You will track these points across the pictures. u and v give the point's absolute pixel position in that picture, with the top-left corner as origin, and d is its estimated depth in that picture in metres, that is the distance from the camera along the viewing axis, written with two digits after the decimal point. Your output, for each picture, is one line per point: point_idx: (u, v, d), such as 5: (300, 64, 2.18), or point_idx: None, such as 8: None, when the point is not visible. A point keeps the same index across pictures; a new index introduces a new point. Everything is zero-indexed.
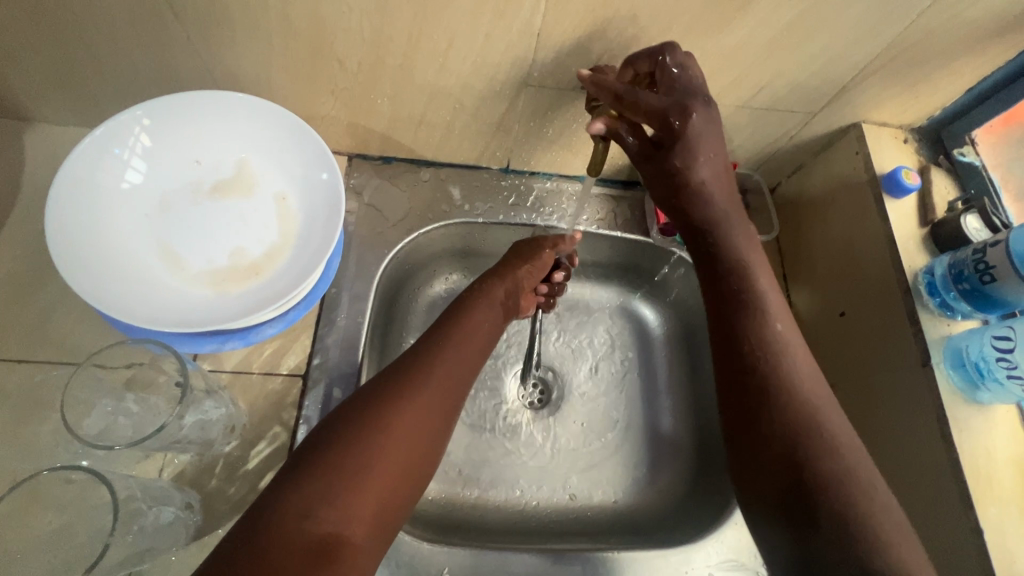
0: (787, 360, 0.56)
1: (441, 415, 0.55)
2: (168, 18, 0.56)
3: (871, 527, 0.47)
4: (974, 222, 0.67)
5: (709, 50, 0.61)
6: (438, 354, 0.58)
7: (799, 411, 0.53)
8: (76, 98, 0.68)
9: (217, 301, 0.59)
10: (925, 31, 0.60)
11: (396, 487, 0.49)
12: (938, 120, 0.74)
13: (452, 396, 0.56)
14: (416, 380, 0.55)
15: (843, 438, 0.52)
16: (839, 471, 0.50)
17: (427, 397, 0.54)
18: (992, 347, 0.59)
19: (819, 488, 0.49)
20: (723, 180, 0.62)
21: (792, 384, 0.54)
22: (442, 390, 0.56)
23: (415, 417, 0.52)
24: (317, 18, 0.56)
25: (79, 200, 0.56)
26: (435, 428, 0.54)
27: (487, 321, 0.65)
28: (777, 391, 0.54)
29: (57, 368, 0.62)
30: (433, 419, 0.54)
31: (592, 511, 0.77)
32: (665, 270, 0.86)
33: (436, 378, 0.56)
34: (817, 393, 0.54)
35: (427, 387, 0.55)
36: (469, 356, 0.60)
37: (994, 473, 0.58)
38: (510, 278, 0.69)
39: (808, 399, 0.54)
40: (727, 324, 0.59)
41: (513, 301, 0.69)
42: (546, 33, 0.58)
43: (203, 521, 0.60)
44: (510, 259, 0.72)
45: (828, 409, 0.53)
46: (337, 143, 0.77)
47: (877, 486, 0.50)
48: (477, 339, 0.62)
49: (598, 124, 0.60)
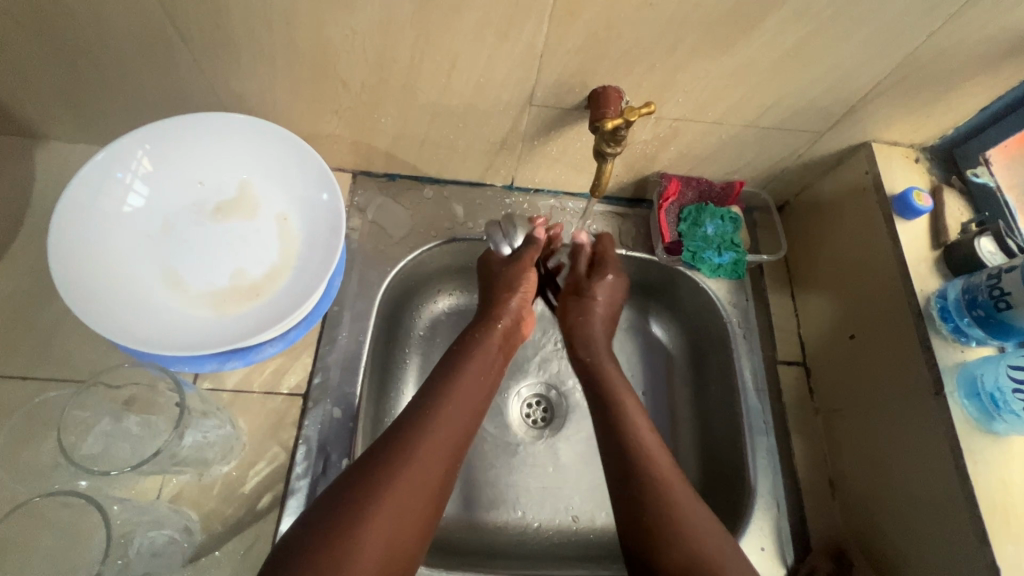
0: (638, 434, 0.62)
1: (426, 492, 0.54)
2: (175, 40, 0.57)
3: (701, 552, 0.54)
4: (988, 245, 0.65)
5: (714, 71, 0.60)
6: (426, 426, 0.57)
7: (657, 488, 0.57)
8: (85, 116, 0.68)
9: (219, 323, 0.59)
10: (937, 50, 0.58)
11: (389, 565, 0.50)
12: (949, 140, 0.73)
13: (440, 470, 0.56)
14: (401, 460, 0.54)
15: (690, 511, 0.56)
16: (690, 547, 0.54)
17: (415, 473, 0.54)
18: (1008, 378, 0.57)
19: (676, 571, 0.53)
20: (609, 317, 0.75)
21: (646, 461, 0.59)
22: (428, 466, 0.55)
23: (403, 496, 0.52)
24: (321, 39, 0.57)
25: (83, 225, 0.56)
26: (421, 507, 0.53)
27: (482, 376, 0.64)
28: (640, 469, 0.59)
29: (58, 387, 0.62)
30: (422, 493, 0.53)
31: (595, 535, 0.75)
32: (673, 287, 0.83)
33: (422, 451, 0.55)
34: (665, 468, 0.59)
35: (412, 465, 0.54)
36: (459, 423, 0.59)
37: (1012, 508, 0.56)
38: (508, 317, 0.70)
39: (661, 474, 0.58)
40: (604, 415, 0.65)
41: (509, 340, 0.70)
42: (548, 55, 0.58)
43: (200, 544, 0.59)
44: (496, 295, 0.71)
45: (682, 486, 0.58)
46: (341, 160, 0.77)
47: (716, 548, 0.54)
48: (473, 402, 0.61)
49: (617, 93, 0.61)
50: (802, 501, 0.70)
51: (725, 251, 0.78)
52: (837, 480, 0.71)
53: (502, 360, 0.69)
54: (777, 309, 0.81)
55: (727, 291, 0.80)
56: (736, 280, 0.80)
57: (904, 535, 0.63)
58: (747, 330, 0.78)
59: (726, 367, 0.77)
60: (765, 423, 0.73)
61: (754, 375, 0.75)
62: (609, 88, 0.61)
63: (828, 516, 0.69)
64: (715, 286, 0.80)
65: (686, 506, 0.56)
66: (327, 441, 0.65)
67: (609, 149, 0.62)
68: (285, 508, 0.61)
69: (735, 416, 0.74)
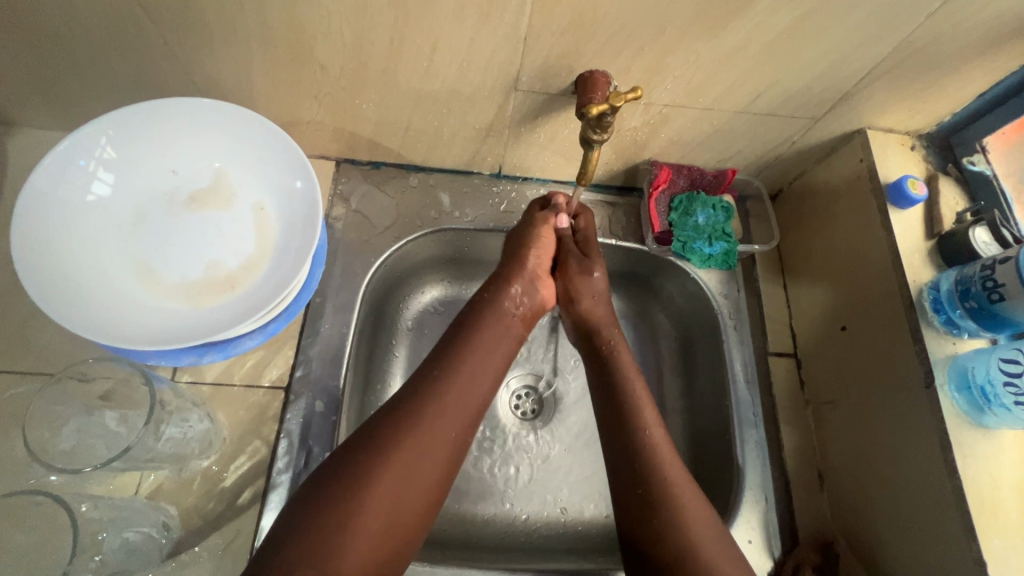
0: (638, 400, 0.62)
1: (434, 458, 0.52)
2: (143, 22, 0.55)
3: (688, 526, 0.53)
4: (983, 235, 0.64)
5: (703, 55, 0.58)
6: (435, 392, 0.55)
7: (657, 471, 0.56)
8: (56, 102, 0.66)
9: (193, 316, 0.57)
10: (934, 33, 0.57)
11: (390, 530, 0.49)
12: (946, 126, 0.71)
13: (451, 440, 0.54)
14: (410, 424, 0.53)
15: (673, 470, 0.56)
16: (683, 519, 0.53)
17: (420, 439, 0.52)
18: (999, 370, 0.56)
19: (670, 545, 0.52)
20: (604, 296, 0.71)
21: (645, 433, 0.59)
22: (440, 432, 0.53)
23: (410, 460, 0.51)
24: (297, 21, 0.54)
25: (48, 217, 0.54)
26: (431, 474, 0.52)
27: (498, 340, 0.62)
28: (638, 445, 0.58)
29: (29, 383, 0.61)
30: (430, 460, 0.52)
31: (583, 527, 0.75)
32: (663, 277, 0.82)
33: (429, 417, 0.54)
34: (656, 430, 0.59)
35: (422, 431, 0.53)
36: (474, 385, 0.58)
37: (1001, 502, 0.55)
38: (523, 279, 0.68)
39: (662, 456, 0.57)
40: (605, 384, 0.64)
41: (526, 302, 0.67)
42: (532, 38, 0.56)
43: (180, 538, 0.58)
44: (514, 254, 0.69)
45: (669, 455, 0.58)
46: (324, 147, 0.75)
47: (724, 548, 0.53)
48: (484, 366, 0.59)
49: (606, 77, 0.60)
50: (791, 494, 0.70)
51: (716, 241, 0.77)
52: (826, 472, 0.70)
53: (523, 330, 0.67)
54: (769, 299, 0.80)
55: (718, 282, 0.78)
56: (727, 271, 0.79)
57: (893, 529, 0.62)
58: (737, 321, 0.77)
59: (716, 359, 0.76)
60: (755, 415, 0.72)
61: (745, 366, 0.74)
62: (599, 73, 0.59)
63: (816, 509, 0.69)
64: (706, 277, 0.78)
65: (677, 481, 0.56)
66: (310, 434, 0.64)
67: (596, 136, 0.60)
68: (266, 503, 0.60)
69: (725, 408, 0.74)
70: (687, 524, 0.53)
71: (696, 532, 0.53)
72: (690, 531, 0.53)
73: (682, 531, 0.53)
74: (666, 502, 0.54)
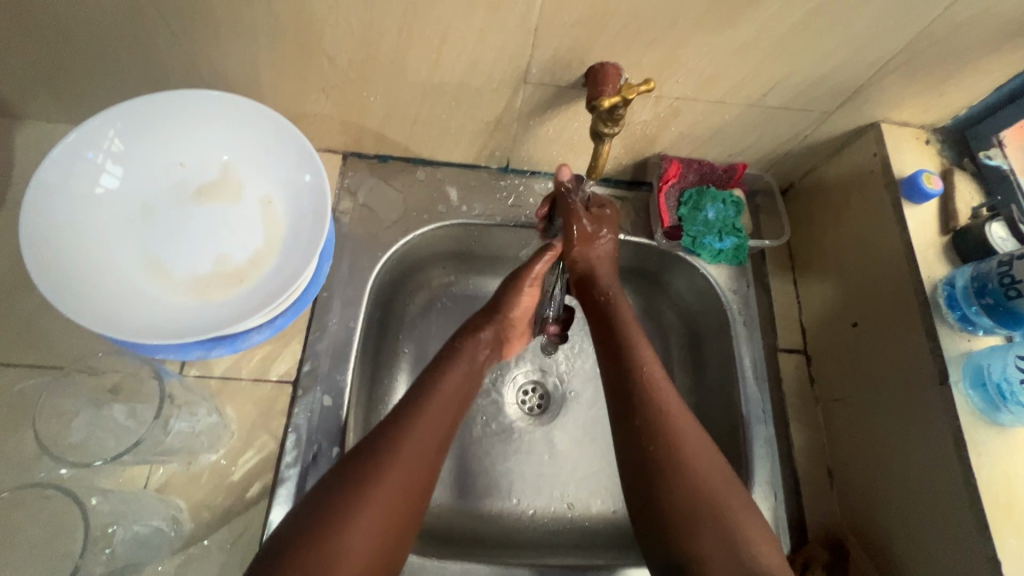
0: (644, 363, 0.59)
1: (431, 450, 0.54)
2: (150, 13, 0.54)
3: (696, 483, 0.52)
4: (999, 231, 0.63)
5: (717, 46, 0.57)
6: (431, 391, 0.58)
7: (665, 434, 0.54)
8: (63, 95, 0.65)
9: (202, 310, 0.57)
10: (953, 25, 0.56)
11: (395, 508, 0.50)
12: (962, 120, 0.70)
13: (445, 434, 0.56)
14: (410, 415, 0.55)
15: (682, 425, 0.55)
16: (692, 475, 0.52)
17: (419, 430, 0.54)
18: (1015, 367, 0.55)
19: (676, 504, 0.51)
20: (610, 260, 0.68)
21: (652, 393, 0.57)
22: (435, 426, 0.55)
23: (412, 449, 0.53)
24: (305, 13, 0.54)
25: (56, 210, 0.54)
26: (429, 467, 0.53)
27: (469, 361, 0.63)
28: (643, 406, 0.56)
29: (37, 377, 0.61)
30: (429, 453, 0.54)
31: (590, 523, 0.75)
32: (671, 273, 0.81)
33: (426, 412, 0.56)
34: (665, 390, 0.57)
35: (419, 423, 0.55)
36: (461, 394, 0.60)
37: (1016, 501, 0.54)
38: (494, 324, 0.67)
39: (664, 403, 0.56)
40: (609, 350, 0.62)
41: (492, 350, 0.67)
42: (543, 29, 0.55)
43: (190, 532, 0.59)
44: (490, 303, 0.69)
45: (680, 413, 0.56)
46: (331, 141, 0.74)
47: (746, 513, 0.51)
48: (463, 388, 0.60)
49: (617, 69, 0.58)
50: (801, 491, 0.69)
51: (726, 236, 0.76)
52: (836, 469, 0.70)
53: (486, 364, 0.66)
54: (778, 293, 0.79)
55: (728, 277, 0.77)
56: (737, 266, 0.78)
57: (904, 527, 0.62)
58: (747, 317, 0.76)
59: (725, 355, 0.76)
60: (764, 412, 0.71)
61: (754, 362, 0.74)
62: (610, 64, 0.58)
63: (825, 505, 0.69)
64: (715, 273, 0.77)
65: (686, 436, 0.54)
66: (318, 429, 0.64)
67: (607, 129, 0.58)
68: (275, 497, 0.60)
69: (734, 404, 0.73)
70: (695, 480, 0.52)
71: (705, 483, 0.52)
72: (698, 485, 0.52)
73: (689, 488, 0.51)
74: (672, 461, 0.53)
